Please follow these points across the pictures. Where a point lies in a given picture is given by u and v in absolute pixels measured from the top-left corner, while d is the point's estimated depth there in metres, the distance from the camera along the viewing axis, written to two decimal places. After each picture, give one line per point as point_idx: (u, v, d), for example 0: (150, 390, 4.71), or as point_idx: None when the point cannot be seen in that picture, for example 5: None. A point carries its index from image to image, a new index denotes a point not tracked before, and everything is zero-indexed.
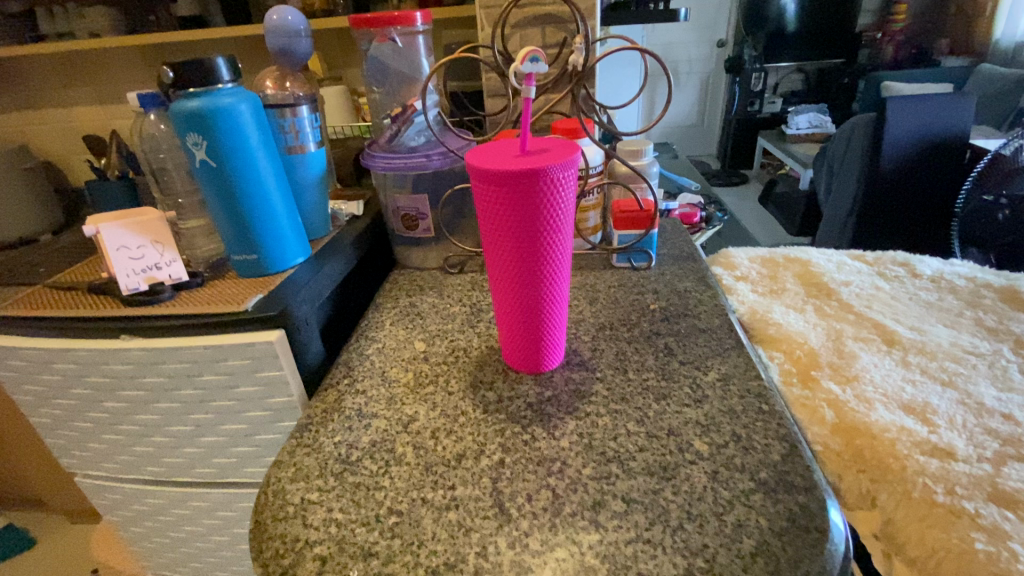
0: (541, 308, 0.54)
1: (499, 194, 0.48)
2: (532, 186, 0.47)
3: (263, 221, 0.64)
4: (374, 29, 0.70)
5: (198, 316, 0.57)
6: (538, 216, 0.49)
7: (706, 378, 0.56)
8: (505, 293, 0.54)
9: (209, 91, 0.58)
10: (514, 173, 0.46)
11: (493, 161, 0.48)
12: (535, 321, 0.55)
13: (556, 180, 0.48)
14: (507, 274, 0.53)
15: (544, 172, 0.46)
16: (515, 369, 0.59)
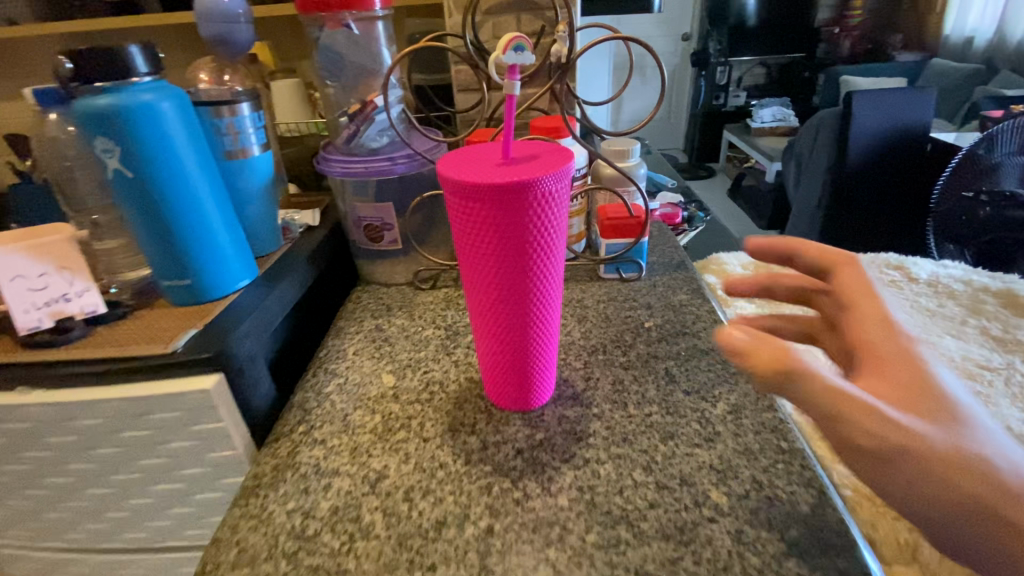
0: (531, 340, 0.47)
1: (482, 211, 0.40)
2: (523, 201, 0.39)
3: (199, 241, 0.54)
4: (325, 13, 0.61)
5: (116, 361, 0.47)
6: (529, 236, 0.42)
7: (715, 411, 0.50)
8: (488, 324, 0.47)
9: (120, 86, 0.47)
10: (502, 186, 0.38)
11: (473, 170, 0.41)
12: (524, 354, 0.48)
13: (548, 194, 0.40)
14: (491, 303, 0.45)
15: (535, 183, 0.39)
16: (500, 408, 0.51)
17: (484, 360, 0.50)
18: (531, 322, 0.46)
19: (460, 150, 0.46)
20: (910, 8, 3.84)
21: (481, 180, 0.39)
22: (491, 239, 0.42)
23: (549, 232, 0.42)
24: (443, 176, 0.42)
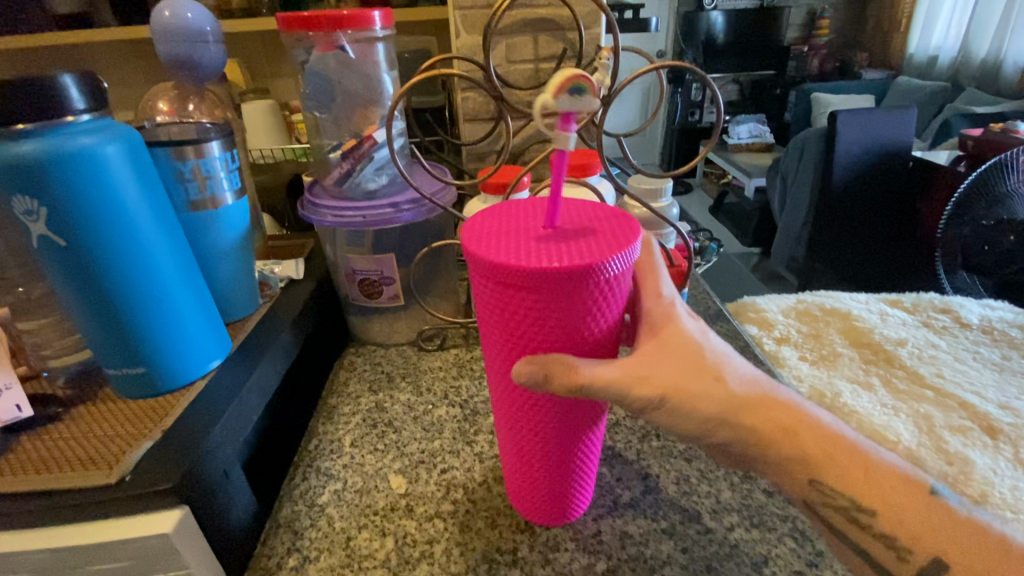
0: (570, 454, 0.37)
1: (519, 296, 0.30)
2: (573, 288, 0.30)
3: (158, 319, 0.42)
4: (315, 34, 0.50)
5: (41, 498, 0.36)
6: (573, 330, 0.32)
7: (809, 520, 0.41)
8: (514, 430, 0.37)
9: (48, 127, 0.36)
10: (550, 269, 0.28)
11: (509, 246, 0.31)
12: (562, 470, 0.38)
13: (605, 283, 0.30)
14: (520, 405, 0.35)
15: (589, 272, 0.29)
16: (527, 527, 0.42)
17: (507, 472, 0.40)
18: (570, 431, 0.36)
19: (489, 211, 0.36)
20: (875, 27, 3.94)
21: (520, 259, 0.29)
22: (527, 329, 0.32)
23: (601, 329, 0.32)
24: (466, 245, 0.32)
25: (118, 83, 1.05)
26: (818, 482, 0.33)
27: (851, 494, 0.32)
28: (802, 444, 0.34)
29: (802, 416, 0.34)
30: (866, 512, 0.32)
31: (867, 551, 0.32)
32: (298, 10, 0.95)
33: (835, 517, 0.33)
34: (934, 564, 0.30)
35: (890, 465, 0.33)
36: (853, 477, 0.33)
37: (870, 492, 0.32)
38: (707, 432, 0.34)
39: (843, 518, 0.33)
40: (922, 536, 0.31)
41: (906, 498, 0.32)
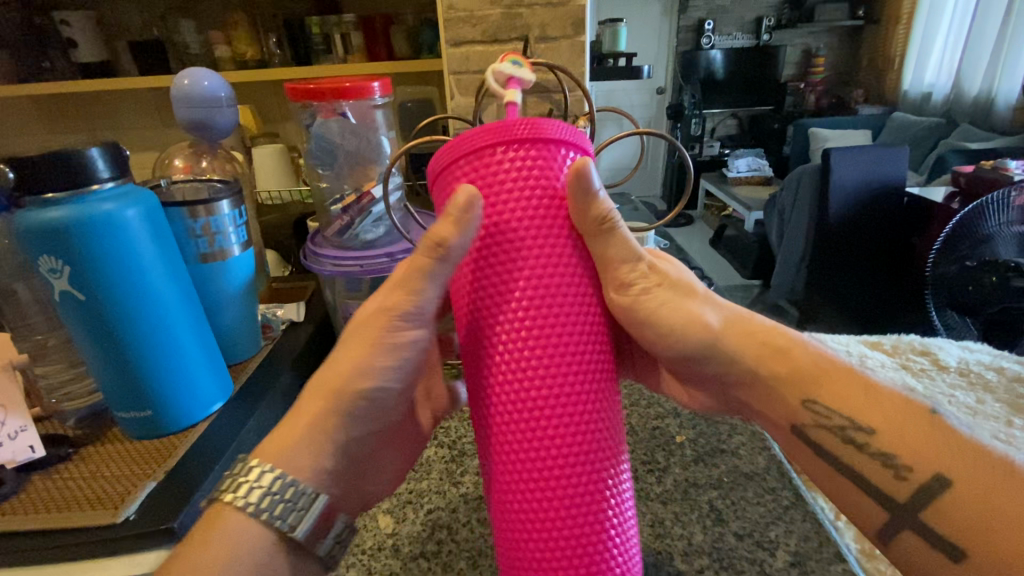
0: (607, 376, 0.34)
1: (541, 170, 0.33)
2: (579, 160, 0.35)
3: (164, 367, 0.46)
4: (319, 100, 0.55)
5: (51, 537, 0.38)
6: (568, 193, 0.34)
7: (776, 564, 0.43)
8: (560, 356, 0.32)
9: (74, 195, 0.40)
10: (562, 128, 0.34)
11: None
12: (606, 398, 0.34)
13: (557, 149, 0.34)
14: (566, 308, 0.33)
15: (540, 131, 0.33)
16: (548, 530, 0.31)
17: (554, 442, 0.32)
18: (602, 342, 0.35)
19: None
20: (869, 65, 4.05)
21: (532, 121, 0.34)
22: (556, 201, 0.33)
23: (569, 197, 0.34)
24: (446, 157, 0.34)
25: (136, 128, 1.11)
26: (812, 402, 0.38)
27: (846, 413, 0.36)
28: (793, 364, 0.39)
29: (794, 343, 0.40)
30: (863, 431, 0.36)
31: (867, 477, 0.35)
32: (308, 63, 1.02)
33: (825, 437, 0.37)
34: (934, 480, 0.33)
35: (892, 398, 0.36)
36: (850, 396, 0.37)
37: (871, 414, 0.36)
38: (696, 344, 0.41)
39: (839, 439, 0.36)
40: (924, 455, 0.34)
41: (906, 420, 0.35)
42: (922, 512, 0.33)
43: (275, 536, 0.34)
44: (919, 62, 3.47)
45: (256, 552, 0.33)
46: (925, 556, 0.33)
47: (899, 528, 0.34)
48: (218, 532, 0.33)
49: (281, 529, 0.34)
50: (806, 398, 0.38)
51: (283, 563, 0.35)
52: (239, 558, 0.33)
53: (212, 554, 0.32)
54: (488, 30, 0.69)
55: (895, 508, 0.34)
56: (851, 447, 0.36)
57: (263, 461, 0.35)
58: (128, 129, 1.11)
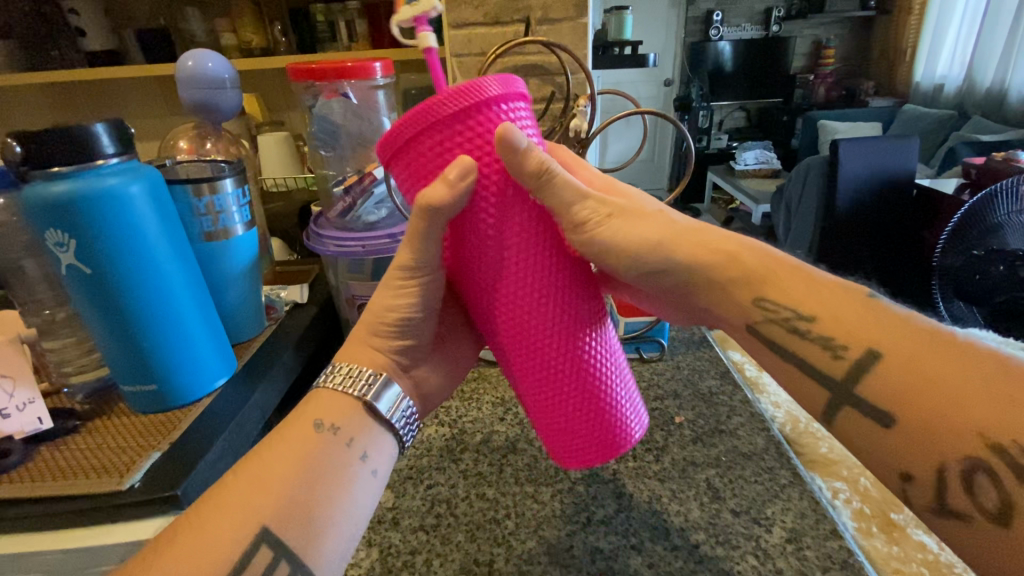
0: (571, 307, 0.35)
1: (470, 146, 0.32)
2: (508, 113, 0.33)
3: (168, 342, 0.46)
4: (320, 82, 0.56)
5: (58, 503, 0.39)
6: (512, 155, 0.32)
7: (772, 539, 0.43)
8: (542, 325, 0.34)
9: (80, 170, 0.40)
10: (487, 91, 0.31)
11: None
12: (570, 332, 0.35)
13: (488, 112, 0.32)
14: (536, 273, 0.33)
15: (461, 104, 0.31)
16: (579, 457, 0.38)
17: (560, 389, 0.36)
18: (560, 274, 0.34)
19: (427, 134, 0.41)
20: (881, 57, 4.00)
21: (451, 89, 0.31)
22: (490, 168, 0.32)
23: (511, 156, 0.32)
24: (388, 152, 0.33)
25: (144, 116, 1.13)
26: (763, 300, 0.37)
27: (793, 306, 0.36)
28: (745, 266, 0.38)
29: (743, 246, 0.39)
30: (804, 319, 0.36)
31: (810, 363, 0.35)
32: (313, 50, 1.02)
33: (773, 329, 0.37)
34: (866, 355, 0.33)
35: (835, 292, 0.36)
36: (796, 292, 0.37)
37: (811, 302, 0.36)
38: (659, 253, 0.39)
39: (785, 330, 0.36)
40: (858, 332, 0.34)
41: (847, 306, 0.35)
42: (857, 386, 0.33)
43: (361, 403, 0.38)
44: (931, 53, 3.43)
45: (348, 410, 0.38)
46: (867, 431, 0.32)
47: (841, 408, 0.34)
48: (322, 400, 0.39)
49: (358, 397, 0.39)
50: (757, 298, 0.37)
51: (374, 425, 0.39)
52: (334, 411, 0.38)
53: (311, 409, 0.38)
54: (490, 13, 0.69)
55: (834, 387, 0.34)
56: (795, 334, 0.36)
57: (347, 357, 0.41)
58: (136, 118, 1.13)
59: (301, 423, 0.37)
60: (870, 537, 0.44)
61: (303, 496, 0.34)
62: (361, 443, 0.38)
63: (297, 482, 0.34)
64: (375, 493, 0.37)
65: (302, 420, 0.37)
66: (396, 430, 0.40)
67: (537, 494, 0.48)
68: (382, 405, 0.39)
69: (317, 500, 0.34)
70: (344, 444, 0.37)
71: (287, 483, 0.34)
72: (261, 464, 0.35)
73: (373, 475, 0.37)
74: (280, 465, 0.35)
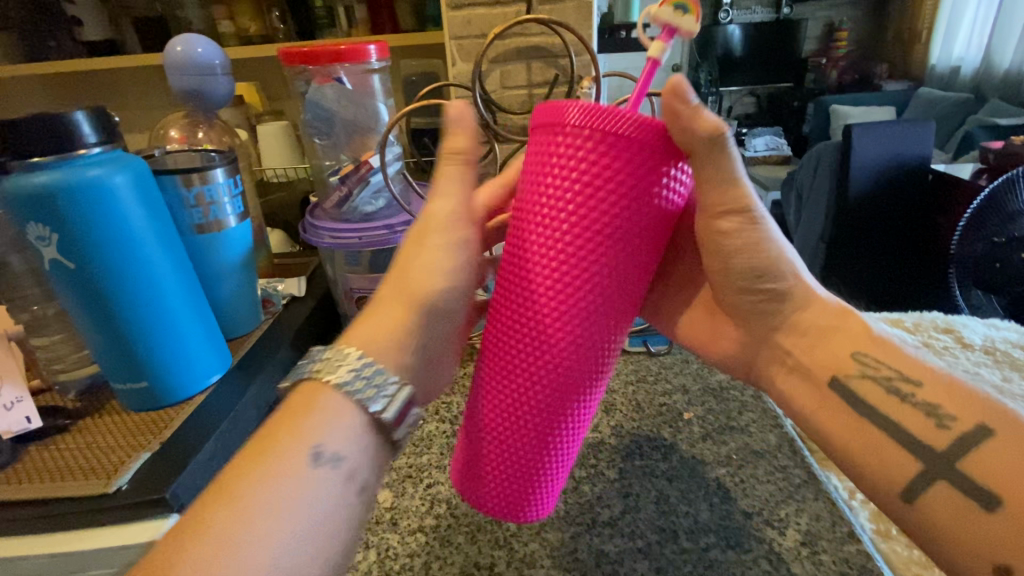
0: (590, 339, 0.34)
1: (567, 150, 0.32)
2: (661, 157, 0.32)
3: (158, 338, 0.45)
4: (313, 65, 0.54)
5: (42, 506, 0.38)
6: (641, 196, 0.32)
7: (785, 543, 0.41)
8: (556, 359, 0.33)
9: (63, 160, 0.39)
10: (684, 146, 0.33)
11: None
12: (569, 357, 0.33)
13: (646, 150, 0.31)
14: (579, 315, 0.33)
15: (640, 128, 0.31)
16: (506, 503, 0.36)
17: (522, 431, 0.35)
18: (581, 311, 0.33)
19: None
20: (895, 39, 3.88)
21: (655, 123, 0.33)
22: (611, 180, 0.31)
23: (631, 194, 0.32)
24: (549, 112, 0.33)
25: (144, 106, 1.11)
26: (861, 354, 0.37)
27: (896, 367, 0.36)
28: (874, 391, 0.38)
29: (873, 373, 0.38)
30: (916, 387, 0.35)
31: (906, 426, 0.34)
32: (311, 36, 0.99)
33: (869, 387, 0.36)
34: (977, 430, 0.32)
35: None
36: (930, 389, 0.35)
37: (919, 369, 0.36)
38: None
39: (883, 389, 0.36)
40: (970, 407, 0.33)
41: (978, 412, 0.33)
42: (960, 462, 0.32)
43: (362, 416, 0.33)
44: (948, 35, 3.32)
45: (348, 428, 0.33)
46: (953, 507, 0.31)
47: (931, 481, 0.32)
48: (313, 411, 0.33)
49: (365, 409, 0.33)
50: (856, 350, 0.38)
51: (374, 445, 0.34)
52: (333, 434, 0.32)
53: (303, 428, 0.32)
54: None
55: (934, 459, 0.33)
56: (896, 397, 0.35)
57: (354, 345, 0.35)
58: (136, 109, 1.11)
59: (294, 449, 0.31)
60: (889, 540, 0.43)
61: (304, 559, 0.29)
62: (362, 473, 0.33)
63: (292, 543, 0.28)
64: (362, 521, 0.33)
65: (297, 446, 0.31)
66: (397, 443, 0.35)
67: None
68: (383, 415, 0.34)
69: (312, 558, 0.29)
70: (344, 478, 0.32)
71: (278, 544, 0.28)
72: (244, 518, 0.28)
73: (364, 503, 0.33)
74: (271, 512, 0.29)
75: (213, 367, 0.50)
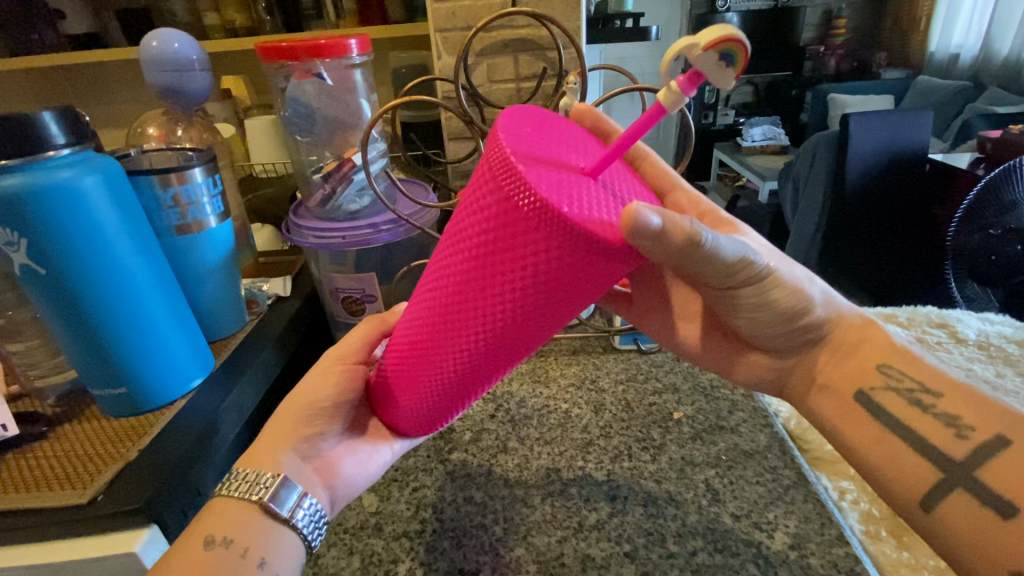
0: (486, 380, 0.35)
1: (479, 228, 0.29)
2: (577, 259, 0.27)
3: (136, 343, 0.44)
4: (292, 61, 0.53)
5: (15, 517, 0.38)
6: (529, 287, 0.28)
7: (774, 546, 0.41)
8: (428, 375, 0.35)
9: (30, 162, 0.37)
10: (647, 254, 0.28)
11: (528, 145, 0.30)
12: (465, 388, 0.35)
13: (543, 245, 0.27)
14: (446, 355, 0.33)
15: (548, 220, 0.26)
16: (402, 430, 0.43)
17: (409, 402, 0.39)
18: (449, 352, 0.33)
19: (565, 124, 0.36)
20: (894, 26, 3.84)
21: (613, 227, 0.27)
22: (501, 255, 0.28)
23: (516, 277, 0.28)
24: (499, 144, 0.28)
25: (129, 99, 1.08)
26: (886, 366, 0.38)
27: (918, 379, 0.37)
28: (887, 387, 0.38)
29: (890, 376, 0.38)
30: (932, 394, 0.36)
31: (924, 435, 0.35)
32: (298, 28, 0.97)
33: (891, 399, 0.37)
34: (996, 438, 0.33)
35: None
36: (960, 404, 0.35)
37: (939, 379, 0.37)
38: None
39: (905, 400, 0.36)
40: (987, 416, 0.34)
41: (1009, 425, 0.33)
42: (977, 470, 0.33)
43: (257, 505, 0.36)
44: (948, 22, 3.29)
45: (244, 519, 0.36)
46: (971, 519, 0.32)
47: (950, 490, 0.33)
48: (217, 511, 0.36)
49: (256, 498, 0.37)
50: (881, 362, 0.38)
51: (272, 530, 0.36)
52: (229, 525, 0.36)
53: (207, 523, 0.36)
54: None
55: (950, 467, 0.33)
56: (919, 406, 0.36)
57: (251, 462, 0.39)
58: (121, 102, 1.08)
59: (194, 543, 0.35)
60: (879, 542, 0.43)
61: None
62: (258, 551, 0.35)
63: None
64: None
65: (193, 539, 0.35)
66: (300, 529, 0.37)
67: (526, 498, 0.46)
68: (281, 507, 0.37)
69: None
70: (239, 557, 0.34)
71: None
72: None
73: None
74: None
75: (195, 371, 0.49)
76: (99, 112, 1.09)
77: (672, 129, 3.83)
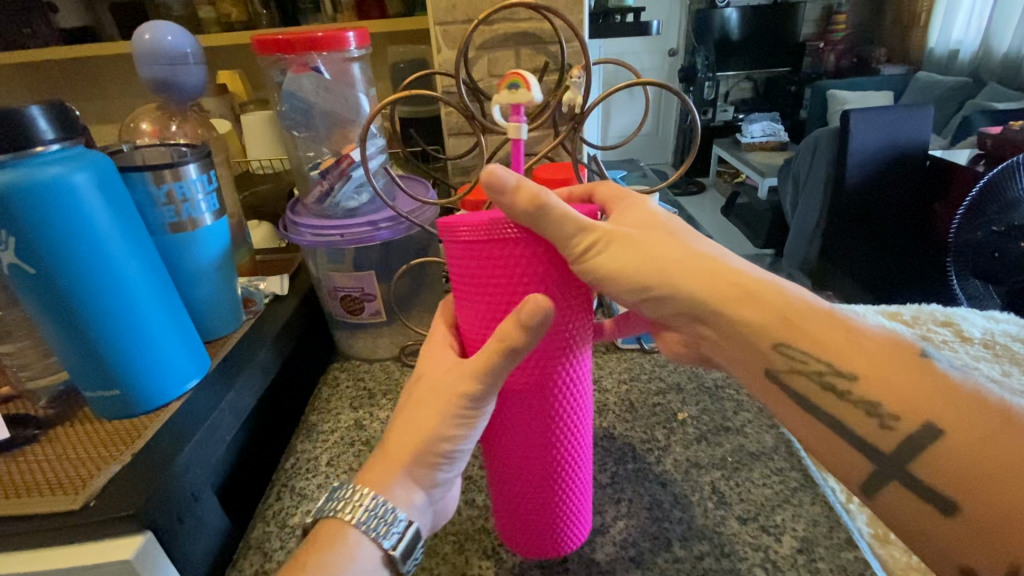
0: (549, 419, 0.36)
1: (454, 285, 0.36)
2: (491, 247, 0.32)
3: (130, 344, 0.43)
4: (289, 55, 0.52)
5: (6, 523, 0.37)
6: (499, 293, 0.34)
7: (781, 550, 0.40)
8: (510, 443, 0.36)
9: (19, 158, 0.36)
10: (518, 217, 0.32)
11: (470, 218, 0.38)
12: (535, 436, 0.36)
13: (482, 256, 0.33)
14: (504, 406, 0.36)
15: (465, 240, 0.33)
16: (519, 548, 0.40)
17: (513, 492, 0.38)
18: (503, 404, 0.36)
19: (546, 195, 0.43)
20: (893, 22, 3.81)
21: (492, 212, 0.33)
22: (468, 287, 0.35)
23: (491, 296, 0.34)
24: None
25: (125, 95, 1.07)
26: (784, 346, 0.32)
27: (828, 358, 0.31)
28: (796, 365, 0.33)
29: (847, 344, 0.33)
30: (844, 377, 0.30)
31: (841, 421, 0.31)
32: (295, 22, 0.96)
33: (805, 384, 0.32)
34: (923, 430, 0.28)
35: None
36: (900, 386, 0.29)
37: (854, 358, 0.31)
38: None
39: (817, 386, 0.31)
40: (914, 402, 0.29)
41: (951, 416, 0.27)
42: (911, 465, 0.29)
43: (383, 554, 0.34)
44: (948, 17, 3.27)
45: (366, 565, 0.33)
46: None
47: (886, 481, 0.30)
48: (332, 544, 0.33)
49: (383, 545, 0.34)
50: (780, 342, 0.32)
51: None
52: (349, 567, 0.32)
53: (326, 560, 0.32)
54: None
55: (881, 461, 0.29)
56: (831, 394, 0.31)
57: (377, 483, 0.35)
58: (116, 98, 1.07)
59: None
60: (888, 545, 0.43)
61: None
62: None
63: None
64: None
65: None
66: None
67: None
68: (403, 560, 0.34)
69: None
70: None
71: None
72: None
73: None
74: None
75: (191, 372, 0.48)
76: (95, 107, 1.08)
77: (671, 125, 3.81)
